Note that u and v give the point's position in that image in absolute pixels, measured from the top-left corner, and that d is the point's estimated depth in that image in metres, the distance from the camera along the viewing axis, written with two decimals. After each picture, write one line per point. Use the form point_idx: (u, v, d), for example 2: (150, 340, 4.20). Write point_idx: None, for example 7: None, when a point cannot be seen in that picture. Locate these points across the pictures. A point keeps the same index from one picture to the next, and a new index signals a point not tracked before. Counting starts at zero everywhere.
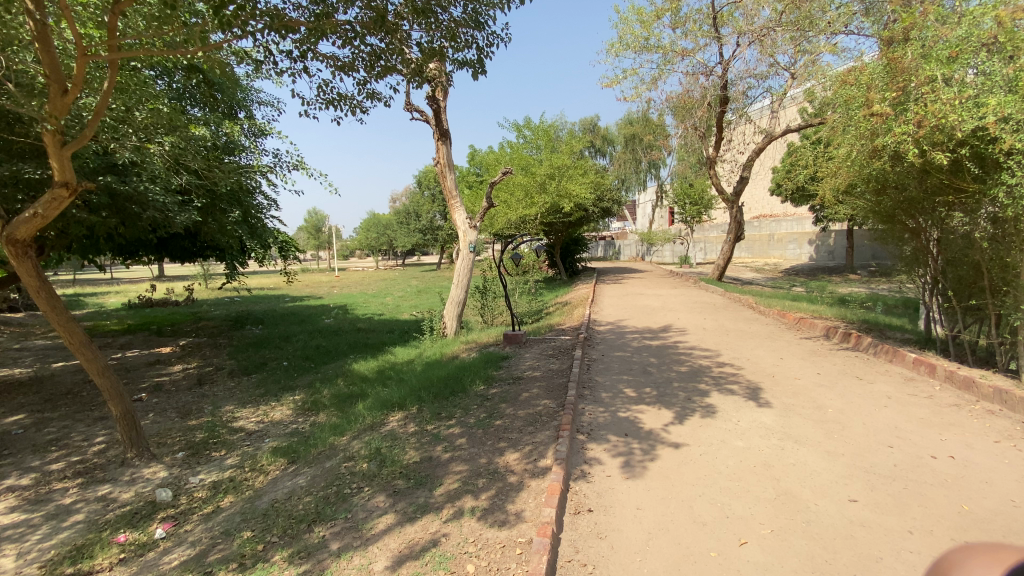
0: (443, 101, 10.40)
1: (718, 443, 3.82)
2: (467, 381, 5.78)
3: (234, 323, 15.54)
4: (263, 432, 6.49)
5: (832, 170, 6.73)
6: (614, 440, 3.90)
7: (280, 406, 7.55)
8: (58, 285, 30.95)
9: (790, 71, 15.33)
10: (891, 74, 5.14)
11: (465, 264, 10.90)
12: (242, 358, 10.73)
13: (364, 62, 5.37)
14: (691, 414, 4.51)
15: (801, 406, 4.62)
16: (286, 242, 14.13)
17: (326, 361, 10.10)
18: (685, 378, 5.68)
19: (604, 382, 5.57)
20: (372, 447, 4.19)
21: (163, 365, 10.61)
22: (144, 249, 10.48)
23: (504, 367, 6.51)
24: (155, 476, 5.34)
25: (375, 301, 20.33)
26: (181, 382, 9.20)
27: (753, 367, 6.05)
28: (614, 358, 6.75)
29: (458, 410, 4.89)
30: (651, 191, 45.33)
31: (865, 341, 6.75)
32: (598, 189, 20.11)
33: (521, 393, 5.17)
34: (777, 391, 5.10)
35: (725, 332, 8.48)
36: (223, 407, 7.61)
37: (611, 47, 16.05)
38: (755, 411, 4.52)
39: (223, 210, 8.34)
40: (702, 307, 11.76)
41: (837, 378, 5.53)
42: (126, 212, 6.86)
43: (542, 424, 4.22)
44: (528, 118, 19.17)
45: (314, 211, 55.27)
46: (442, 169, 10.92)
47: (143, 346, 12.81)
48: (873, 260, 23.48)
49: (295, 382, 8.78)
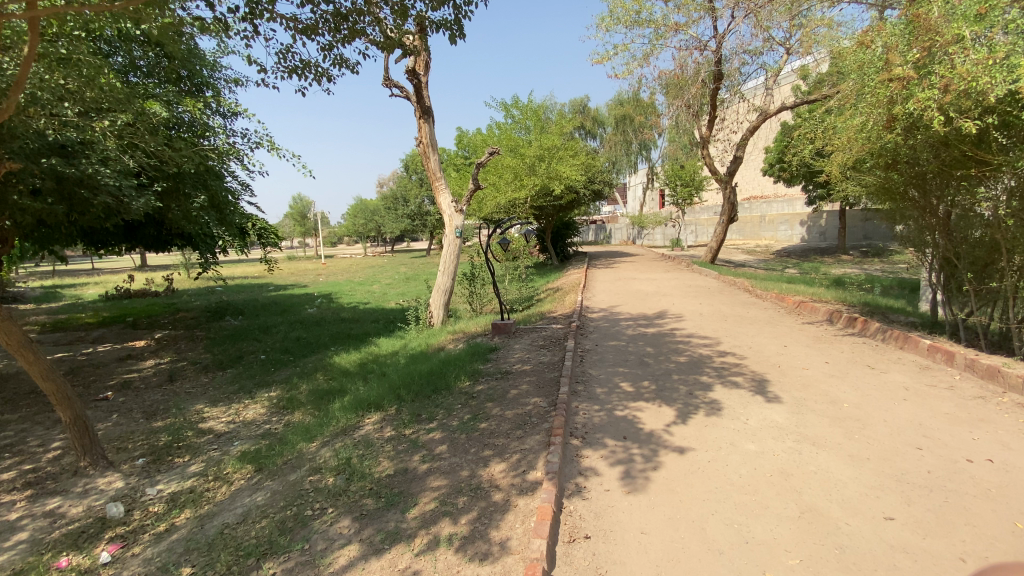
0: (424, 76, 9.81)
1: (726, 446, 3.44)
2: (451, 377, 5.34)
3: (213, 314, 14.92)
4: (233, 434, 6.02)
5: (839, 144, 6.31)
6: (611, 445, 3.49)
7: (254, 404, 7.09)
8: (34, 276, 29.90)
9: (785, 46, 14.87)
10: (913, 34, 4.71)
11: (452, 250, 10.39)
12: (218, 352, 10.20)
13: (327, 24, 4.94)
14: (695, 412, 4.11)
15: (813, 400, 4.26)
16: (265, 228, 13.50)
17: (306, 353, 9.62)
18: (685, 369, 5.29)
19: (599, 376, 5.15)
20: (342, 458, 3.74)
21: (134, 361, 10.04)
22: (111, 239, 9.85)
23: (492, 360, 6.07)
24: (110, 487, 4.83)
25: (361, 289, 19.73)
26: (151, 379, 8.66)
27: (756, 356, 5.67)
28: (609, 349, 6.34)
29: (439, 410, 4.47)
30: (642, 173, 44.77)
31: (872, 326, 6.39)
32: (588, 171, 19.57)
33: (508, 391, 4.74)
34: (785, 383, 4.73)
35: (724, 318, 8.09)
36: (192, 407, 7.11)
37: (601, 21, 15.42)
38: (764, 407, 4.13)
39: (187, 195, 7.72)
40: (697, 292, 11.37)
41: (847, 368, 5.18)
42: (75, 198, 6.26)
43: (531, 428, 3.79)
44: (516, 97, 18.52)
45: (299, 197, 53.97)
46: (425, 150, 10.34)
47: (116, 340, 12.18)
48: (865, 241, 23.24)
49: (272, 378, 8.30)
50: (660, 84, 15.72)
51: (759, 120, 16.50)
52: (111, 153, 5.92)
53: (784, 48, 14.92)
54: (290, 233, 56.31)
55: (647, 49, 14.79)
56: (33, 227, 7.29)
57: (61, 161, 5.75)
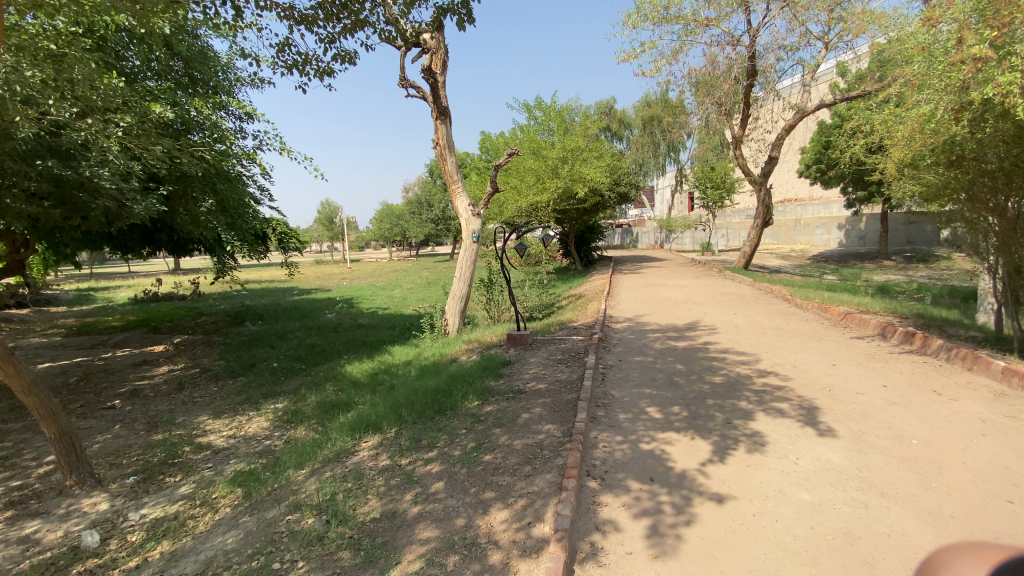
0: (441, 76, 9.41)
1: (775, 495, 2.87)
2: (458, 396, 4.85)
3: (233, 318, 14.86)
4: (230, 450, 5.70)
5: (896, 140, 5.62)
6: (636, 490, 2.96)
7: (258, 417, 6.77)
8: (73, 279, 31.01)
9: (823, 41, 14.05)
10: (996, 6, 4.02)
11: (468, 256, 9.97)
12: (232, 359, 10.00)
13: (327, 13, 4.59)
14: (734, 447, 3.53)
15: (874, 435, 3.63)
16: (285, 233, 13.30)
17: (318, 362, 9.31)
18: (721, 392, 4.69)
19: (623, 398, 4.60)
20: (326, 494, 3.30)
21: (149, 367, 9.93)
22: (129, 245, 9.85)
23: (505, 377, 5.57)
24: (93, 510, 4.53)
25: (382, 294, 19.52)
26: (161, 387, 8.45)
27: (802, 378, 5.03)
28: (634, 366, 5.76)
29: (441, 436, 4.01)
30: (669, 176, 43.76)
31: (934, 343, 5.64)
32: (614, 173, 18.96)
33: (519, 415, 4.23)
34: (840, 412, 4.09)
35: (761, 331, 7.39)
36: (194, 419, 6.84)
37: (627, 19, 14.87)
38: (818, 444, 3.52)
39: (196, 198, 7.62)
40: (730, 300, 10.64)
41: (910, 393, 4.50)
42: (74, 203, 6.12)
43: (542, 464, 3.28)
44: (539, 98, 18.08)
45: (326, 201, 54.70)
46: (442, 152, 9.96)
47: (136, 345, 12.21)
48: (909, 246, 21.90)
49: (280, 388, 7.98)
50: (689, 82, 15.06)
51: (795, 118, 15.61)
52: (110, 154, 5.71)
53: (822, 41, 14.07)
54: (318, 237, 57.10)
55: (676, 46, 14.19)
56: (47, 232, 7.28)
57: (59, 164, 5.61)
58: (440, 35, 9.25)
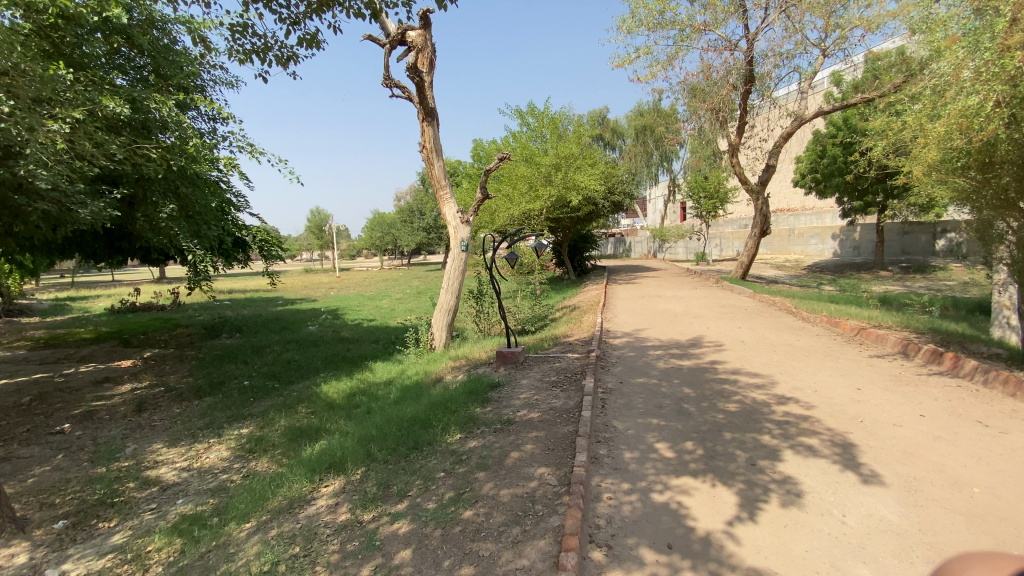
0: (428, 75, 8.87)
1: (828, 572, 2.27)
2: (438, 428, 4.22)
3: (209, 331, 14.09)
4: (181, 488, 5.05)
5: (927, 139, 5.12)
6: (652, 565, 2.36)
7: (218, 445, 6.10)
8: (50, 288, 30.00)
9: (820, 48, 13.73)
10: None
11: (456, 265, 9.37)
12: (201, 377, 9.30)
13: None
14: (765, 498, 2.94)
15: (929, 482, 3.05)
16: (267, 240, 12.41)
17: (294, 380, 8.64)
18: (739, 423, 4.11)
19: (626, 432, 3.99)
20: (263, 565, 2.66)
21: (110, 385, 9.16)
22: (98, 253, 9.27)
23: (493, 403, 4.94)
24: (8, 565, 3.83)
25: (369, 304, 18.83)
26: (119, 409, 7.72)
27: (827, 406, 4.45)
28: (636, 390, 5.16)
29: (414, 480, 3.39)
30: (661, 186, 43.53)
31: (966, 365, 5.10)
32: (608, 180, 18.48)
33: (507, 454, 3.60)
34: (881, 451, 3.50)
35: (771, 349, 6.82)
36: (147, 448, 6.15)
37: (621, 24, 14.50)
38: (865, 495, 2.92)
39: (156, 203, 7.02)
40: (732, 313, 10.12)
41: (952, 424, 3.94)
42: (14, 207, 5.41)
43: (534, 525, 2.67)
44: (531, 104, 17.66)
45: (316, 211, 53.55)
46: (428, 155, 9.39)
47: (104, 359, 11.45)
48: (905, 255, 21.61)
49: (248, 410, 7.29)
50: (683, 90, 14.67)
51: (792, 126, 15.12)
52: (53, 152, 5.04)
53: (820, 48, 13.75)
54: (308, 245, 56.24)
55: (672, 52, 13.81)
56: None
57: None
58: (427, 31, 8.73)
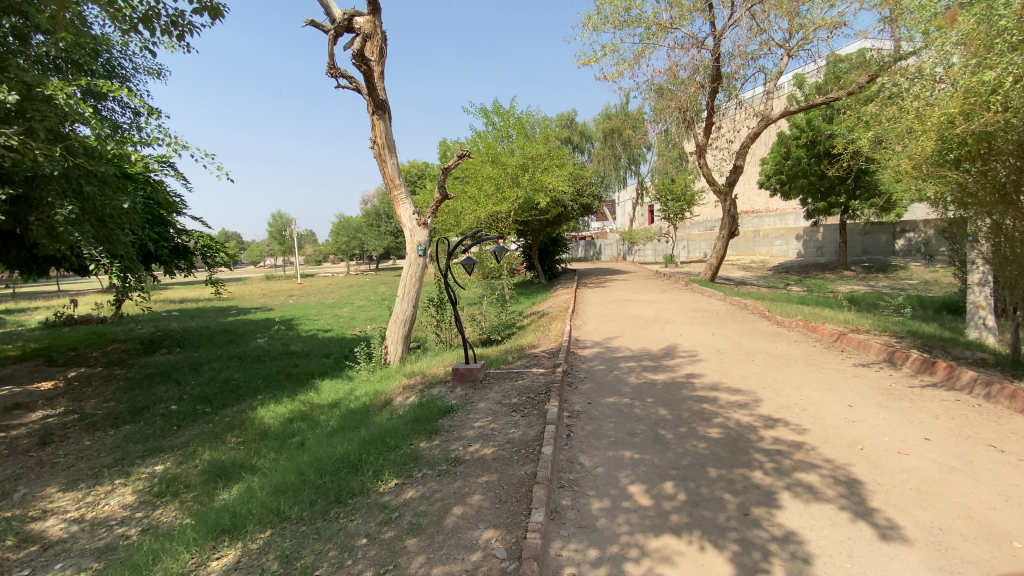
0: (377, 64, 8.12)
1: None
2: (369, 473, 3.49)
3: (147, 346, 12.86)
4: (66, 546, 4.16)
5: (916, 128, 4.68)
6: None
7: (124, 488, 5.19)
8: None
9: (785, 48, 13.58)
10: None
11: (413, 272, 8.60)
12: (125, 400, 8.26)
13: None
14: (767, 567, 2.33)
15: (959, 535, 2.51)
16: (210, 246, 11.18)
17: (228, 403, 7.72)
18: (726, 455, 3.52)
19: (595, 471, 3.35)
20: None
21: (19, 412, 8.03)
22: (12, 262, 8.24)
23: (442, 435, 4.23)
24: None
25: (328, 313, 17.79)
26: (19, 442, 6.66)
27: (820, 429, 3.92)
28: (607, 413, 4.54)
29: (325, 554, 2.65)
30: (630, 188, 43.58)
31: (963, 376, 4.67)
32: (576, 182, 18.00)
33: (450, 509, 2.91)
34: (893, 490, 2.96)
35: (750, 358, 6.32)
36: (38, 494, 5.18)
37: (587, 20, 14.00)
38: (889, 559, 2.35)
39: (53, 205, 6.15)
40: (705, 318, 9.70)
41: (964, 451, 3.44)
42: None
43: None
44: (497, 103, 17.05)
45: (278, 214, 51.54)
46: (381, 153, 8.61)
47: (21, 380, 10.17)
48: (866, 255, 21.86)
49: (169, 442, 6.36)
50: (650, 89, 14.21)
51: (758, 127, 14.92)
52: None
53: (784, 48, 13.57)
54: (270, 249, 54.10)
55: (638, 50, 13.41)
56: None
57: None
58: (376, 16, 7.96)
